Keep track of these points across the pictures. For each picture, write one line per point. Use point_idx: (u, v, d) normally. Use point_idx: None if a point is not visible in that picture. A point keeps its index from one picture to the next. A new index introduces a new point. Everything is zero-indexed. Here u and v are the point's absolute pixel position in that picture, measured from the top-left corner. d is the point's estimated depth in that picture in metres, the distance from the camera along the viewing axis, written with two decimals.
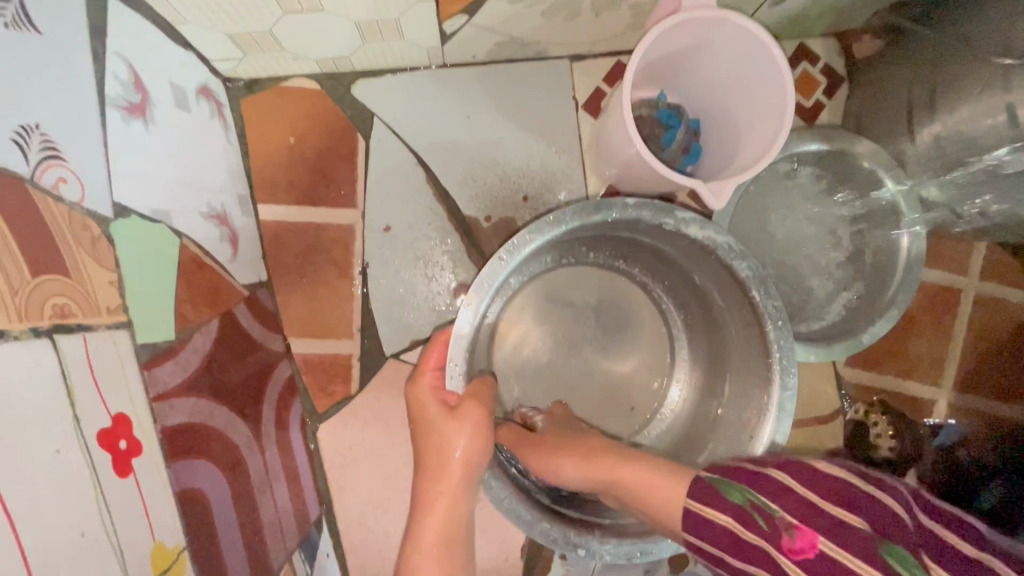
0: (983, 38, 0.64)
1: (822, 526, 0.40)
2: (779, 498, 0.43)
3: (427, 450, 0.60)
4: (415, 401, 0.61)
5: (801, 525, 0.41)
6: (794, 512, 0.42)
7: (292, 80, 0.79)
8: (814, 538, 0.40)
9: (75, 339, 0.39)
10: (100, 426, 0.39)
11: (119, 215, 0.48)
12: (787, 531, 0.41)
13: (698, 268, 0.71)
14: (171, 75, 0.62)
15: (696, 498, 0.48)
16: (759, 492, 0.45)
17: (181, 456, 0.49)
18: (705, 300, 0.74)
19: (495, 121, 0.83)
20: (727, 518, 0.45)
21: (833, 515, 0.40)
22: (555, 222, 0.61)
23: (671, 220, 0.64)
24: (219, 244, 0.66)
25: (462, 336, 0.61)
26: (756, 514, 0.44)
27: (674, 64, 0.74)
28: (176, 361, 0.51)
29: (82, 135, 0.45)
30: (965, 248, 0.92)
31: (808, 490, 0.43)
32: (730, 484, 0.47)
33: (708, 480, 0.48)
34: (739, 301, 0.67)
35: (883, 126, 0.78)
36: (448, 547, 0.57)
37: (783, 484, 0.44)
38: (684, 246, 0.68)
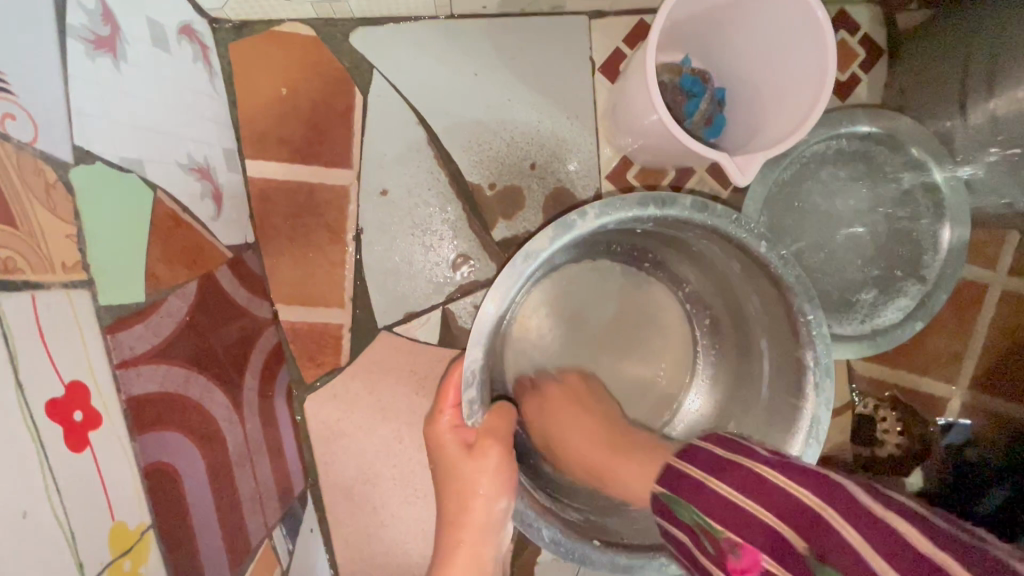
0: None
1: (764, 541, 0.40)
2: (723, 519, 0.43)
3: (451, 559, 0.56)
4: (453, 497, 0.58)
5: (744, 545, 0.41)
6: (734, 527, 0.42)
7: (285, 25, 0.73)
8: (756, 556, 0.40)
9: (21, 298, 0.35)
10: (51, 394, 0.36)
11: (81, 161, 0.43)
12: (732, 551, 0.41)
13: (745, 283, 0.65)
14: (149, 10, 0.56)
15: (660, 515, 0.50)
16: (702, 510, 0.45)
17: (151, 427, 0.45)
18: (739, 317, 0.69)
19: (504, 79, 0.76)
20: (682, 534, 0.47)
21: (777, 534, 0.39)
22: (640, 205, 0.57)
23: (737, 230, 0.59)
24: (200, 201, 0.61)
25: (485, 323, 0.54)
26: (703, 536, 0.44)
27: (704, 22, 0.67)
28: (146, 325, 0.47)
29: (37, 67, 0.40)
30: (996, 240, 0.86)
31: (747, 497, 0.42)
32: (680, 501, 0.47)
33: (664, 497, 0.49)
34: (782, 327, 0.62)
35: (928, 104, 0.71)
36: None
37: (725, 499, 0.43)
38: (736, 259, 0.63)
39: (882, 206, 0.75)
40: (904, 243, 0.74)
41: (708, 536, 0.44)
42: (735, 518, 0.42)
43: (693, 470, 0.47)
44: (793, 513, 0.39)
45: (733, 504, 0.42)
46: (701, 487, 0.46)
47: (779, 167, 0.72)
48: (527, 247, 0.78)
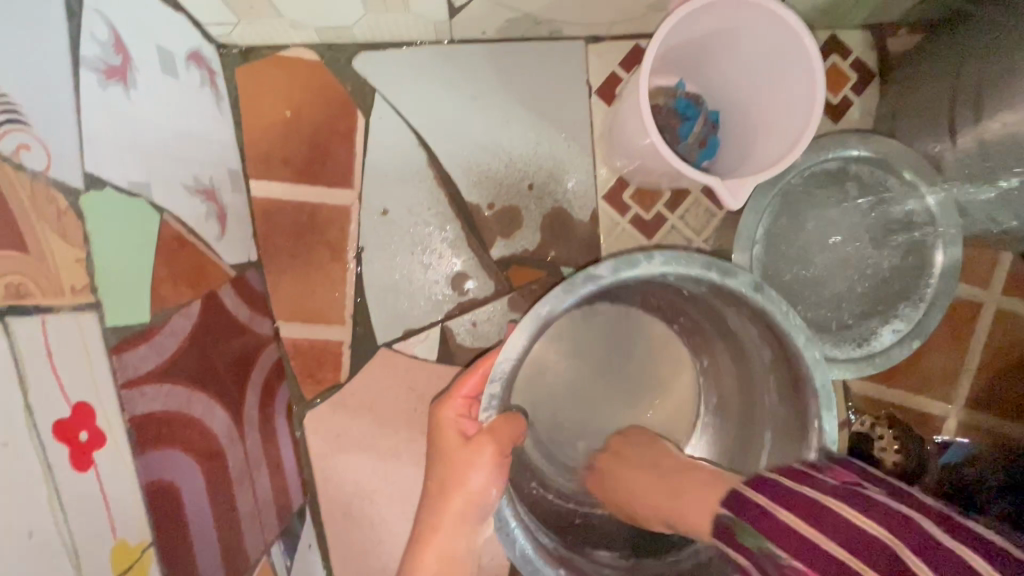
0: None
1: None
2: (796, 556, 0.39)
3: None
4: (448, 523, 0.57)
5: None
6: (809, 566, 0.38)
7: (290, 50, 0.75)
8: None
9: (31, 322, 0.36)
10: (57, 416, 0.37)
11: (91, 187, 0.45)
12: None
13: (755, 342, 0.62)
14: (158, 38, 0.58)
15: (720, 539, 0.46)
16: (770, 539, 0.41)
17: (152, 446, 0.46)
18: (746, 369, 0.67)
19: (503, 101, 0.78)
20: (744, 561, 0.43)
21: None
22: (655, 263, 0.54)
23: (760, 303, 0.55)
24: (205, 222, 0.62)
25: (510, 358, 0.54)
26: (769, 566, 0.40)
27: (697, 49, 0.69)
28: (151, 344, 0.48)
29: (52, 99, 0.41)
30: (989, 259, 0.87)
31: (827, 539, 0.38)
32: (742, 526, 0.44)
33: (726, 521, 0.46)
34: (788, 393, 0.59)
35: (917, 128, 0.73)
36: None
37: (799, 535, 0.39)
38: (750, 321, 0.60)
39: (876, 228, 0.76)
40: (897, 263, 0.75)
41: (778, 569, 0.40)
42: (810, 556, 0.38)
43: (760, 499, 0.43)
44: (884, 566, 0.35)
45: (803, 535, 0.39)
46: (768, 515, 0.42)
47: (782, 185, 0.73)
48: (525, 265, 0.79)
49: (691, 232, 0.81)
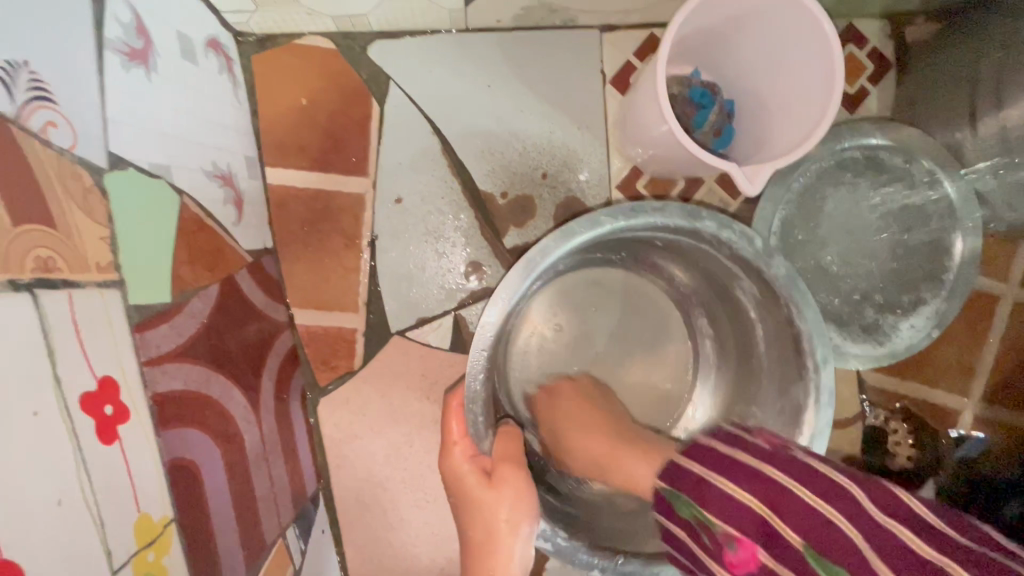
0: None
1: (761, 537, 0.40)
2: (720, 512, 0.42)
3: (469, 525, 0.57)
4: (450, 474, 0.59)
5: (742, 538, 0.41)
6: (735, 524, 0.41)
7: (305, 39, 0.75)
8: (755, 551, 0.40)
9: (59, 295, 0.36)
10: (84, 388, 0.37)
11: (114, 167, 0.45)
12: (730, 545, 0.42)
13: (743, 287, 0.65)
14: (178, 23, 0.58)
15: (658, 509, 0.50)
16: (704, 506, 0.44)
17: (173, 424, 0.47)
18: (740, 319, 0.69)
19: (517, 91, 0.78)
20: (681, 529, 0.47)
21: (769, 528, 0.39)
22: (638, 212, 0.57)
23: (744, 245, 0.59)
24: (223, 207, 0.63)
25: (489, 326, 0.57)
26: (701, 529, 0.44)
27: (713, 37, 0.68)
28: (170, 325, 0.49)
29: (77, 79, 0.42)
30: (1008, 250, 0.86)
31: (750, 495, 0.42)
32: (680, 496, 0.47)
33: (664, 493, 0.49)
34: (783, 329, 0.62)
35: (937, 117, 0.72)
36: None
37: (726, 495, 0.43)
38: (739, 269, 0.63)
39: (895, 218, 0.75)
40: (914, 254, 0.75)
41: (705, 529, 0.44)
42: (737, 518, 0.41)
43: (695, 466, 0.47)
44: (798, 517, 0.38)
45: (744, 503, 0.41)
46: (703, 481, 0.45)
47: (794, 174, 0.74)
48: None
49: None
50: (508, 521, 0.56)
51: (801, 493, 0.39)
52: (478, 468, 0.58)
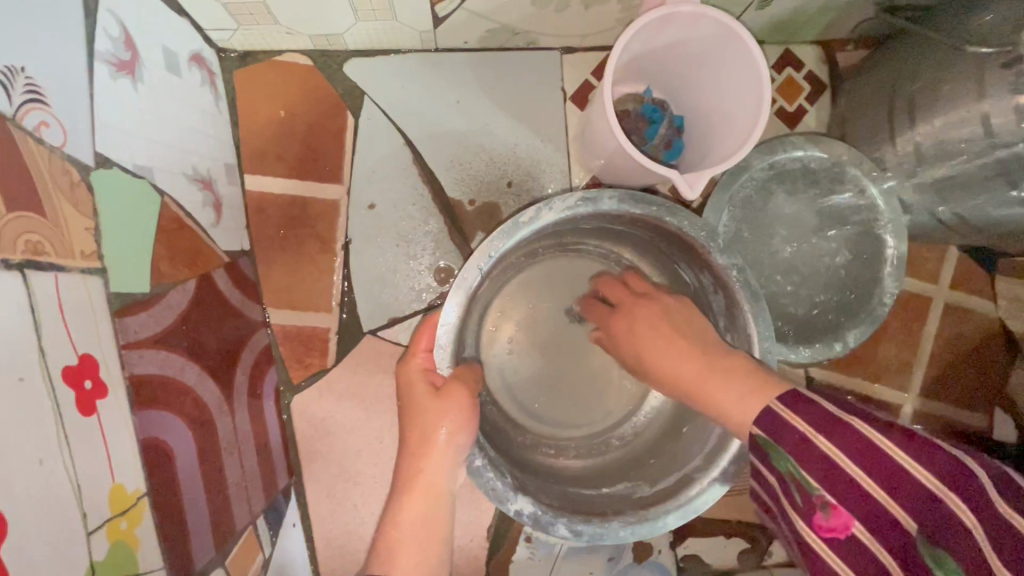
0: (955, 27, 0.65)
1: (859, 511, 0.44)
2: (824, 479, 0.46)
3: (410, 427, 0.60)
4: (406, 378, 0.62)
5: (836, 506, 0.45)
6: (834, 494, 0.45)
7: (285, 55, 0.80)
8: (848, 521, 0.44)
9: (46, 276, 0.40)
10: (66, 363, 0.40)
11: (100, 165, 0.49)
12: (822, 509, 0.45)
13: (688, 271, 0.70)
14: (164, 39, 0.63)
15: (754, 454, 0.53)
16: (805, 467, 0.47)
17: (148, 405, 0.50)
18: (692, 305, 0.73)
19: (484, 106, 0.84)
20: (773, 479, 0.50)
21: (878, 507, 0.43)
22: (593, 202, 0.62)
23: (696, 234, 0.64)
24: (202, 209, 0.67)
25: (453, 304, 0.61)
26: (794, 488, 0.48)
27: (658, 58, 0.75)
28: (149, 313, 0.52)
29: (68, 83, 0.46)
30: (937, 256, 0.93)
31: (853, 468, 0.45)
32: (776, 450, 0.50)
33: (760, 441, 0.51)
34: (722, 308, 0.67)
35: (861, 134, 0.80)
36: (433, 501, 0.58)
37: (829, 459, 0.46)
38: (688, 258, 0.68)
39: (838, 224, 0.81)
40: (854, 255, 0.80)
41: (800, 490, 0.48)
42: (846, 484, 0.45)
43: (796, 423, 0.49)
44: (915, 507, 0.42)
45: (842, 472, 0.45)
46: (808, 442, 0.47)
47: (737, 183, 0.79)
48: None
49: None
50: (447, 434, 0.58)
51: (914, 471, 0.43)
52: (429, 382, 0.61)
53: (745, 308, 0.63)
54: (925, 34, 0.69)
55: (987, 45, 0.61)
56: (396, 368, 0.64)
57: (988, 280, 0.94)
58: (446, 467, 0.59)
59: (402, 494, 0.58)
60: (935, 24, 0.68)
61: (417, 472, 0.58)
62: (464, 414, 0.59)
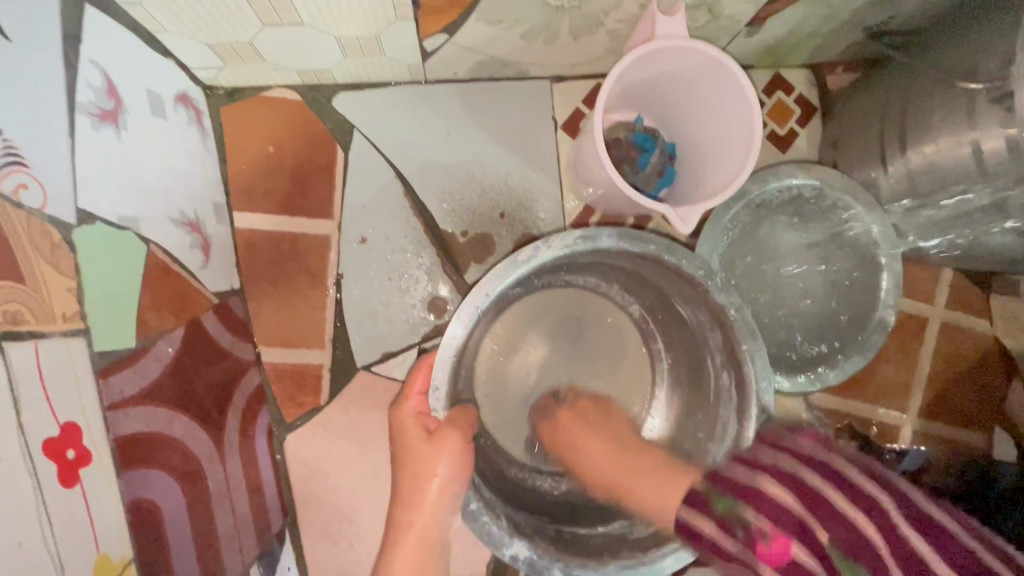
0: (948, 59, 0.65)
1: (796, 532, 0.39)
2: (760, 510, 0.41)
3: (403, 471, 0.59)
4: (399, 421, 0.61)
5: (777, 534, 0.39)
6: (776, 523, 0.40)
7: (273, 90, 0.79)
8: (788, 546, 0.39)
9: (25, 346, 0.39)
10: (48, 435, 0.39)
11: (82, 222, 0.48)
12: (763, 537, 0.40)
13: (684, 305, 0.69)
14: (147, 84, 0.62)
15: (687, 509, 0.46)
16: (749, 506, 0.41)
17: (135, 465, 0.49)
18: (688, 339, 0.72)
19: (475, 137, 0.84)
20: (710, 530, 0.43)
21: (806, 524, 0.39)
22: (591, 240, 0.61)
23: (694, 271, 0.63)
24: (190, 252, 0.66)
25: (449, 348, 0.60)
26: (734, 527, 0.41)
27: (649, 88, 0.75)
28: (134, 368, 0.51)
29: (47, 138, 0.45)
30: (932, 276, 0.93)
31: (790, 496, 0.41)
32: (716, 494, 0.44)
33: (701, 491, 0.46)
34: (719, 346, 0.66)
35: (851, 159, 0.80)
36: (429, 548, 0.57)
37: (763, 492, 0.42)
38: (685, 294, 0.67)
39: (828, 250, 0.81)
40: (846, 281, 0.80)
41: (743, 528, 0.41)
42: (778, 514, 0.40)
43: (738, 470, 0.44)
44: (853, 534, 0.37)
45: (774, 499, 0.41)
46: (748, 485, 0.42)
47: (731, 214, 0.78)
48: None
49: None
50: (440, 481, 0.57)
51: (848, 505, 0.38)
52: (422, 426, 0.60)
53: (742, 346, 0.62)
54: (909, 68, 0.71)
55: (976, 81, 0.60)
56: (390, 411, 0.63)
57: (982, 298, 0.94)
58: (439, 515, 0.58)
59: (393, 544, 0.57)
60: (925, 56, 0.68)
61: (410, 521, 0.58)
62: (456, 464, 0.58)
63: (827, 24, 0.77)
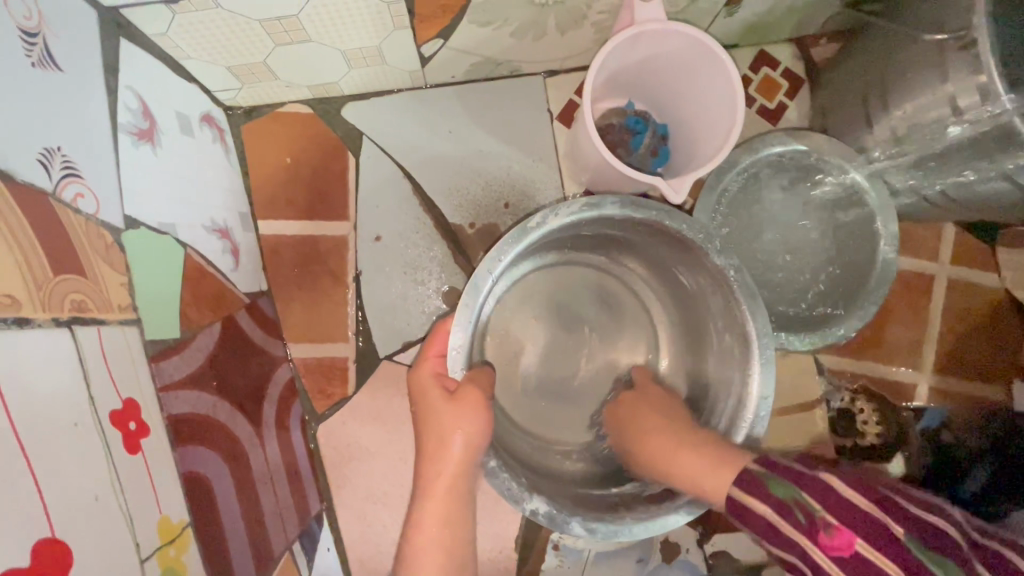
0: (920, 18, 0.67)
1: (860, 529, 0.44)
2: (820, 497, 0.47)
3: (426, 435, 0.63)
4: (421, 380, 0.64)
5: (841, 526, 0.45)
6: (837, 514, 0.46)
7: (286, 106, 0.86)
8: (851, 539, 0.44)
9: (90, 331, 0.45)
10: (113, 407, 0.45)
11: (129, 226, 0.54)
12: (827, 529, 0.46)
13: (687, 272, 0.72)
14: (176, 106, 0.69)
15: (739, 487, 0.52)
16: (803, 489, 0.48)
17: (187, 441, 0.54)
18: (691, 303, 0.75)
19: (476, 134, 0.89)
20: (767, 509, 0.49)
21: (866, 516, 0.45)
22: (596, 205, 0.65)
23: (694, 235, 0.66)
24: (221, 256, 0.72)
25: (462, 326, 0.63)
26: (797, 509, 0.48)
27: (636, 72, 0.79)
28: (181, 355, 0.57)
29: (94, 150, 0.51)
30: (935, 234, 0.94)
31: (854, 492, 0.46)
32: (775, 478, 0.50)
33: (753, 472, 0.52)
34: (721, 308, 0.69)
35: (841, 124, 0.82)
36: (457, 506, 0.62)
37: (827, 485, 0.47)
38: (686, 259, 0.71)
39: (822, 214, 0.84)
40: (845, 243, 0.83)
41: (803, 509, 0.47)
42: (840, 507, 0.46)
43: (789, 462, 0.51)
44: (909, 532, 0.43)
45: (847, 497, 0.46)
46: (802, 473, 0.49)
47: (727, 183, 0.81)
48: None
49: None
50: (462, 437, 0.61)
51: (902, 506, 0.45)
52: (441, 386, 0.63)
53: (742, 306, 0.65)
54: (884, 30, 0.73)
55: (944, 32, 0.63)
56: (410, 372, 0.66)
57: (988, 252, 0.95)
58: (463, 477, 0.62)
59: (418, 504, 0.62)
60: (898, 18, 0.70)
61: (437, 477, 0.62)
62: (477, 424, 0.61)
63: None
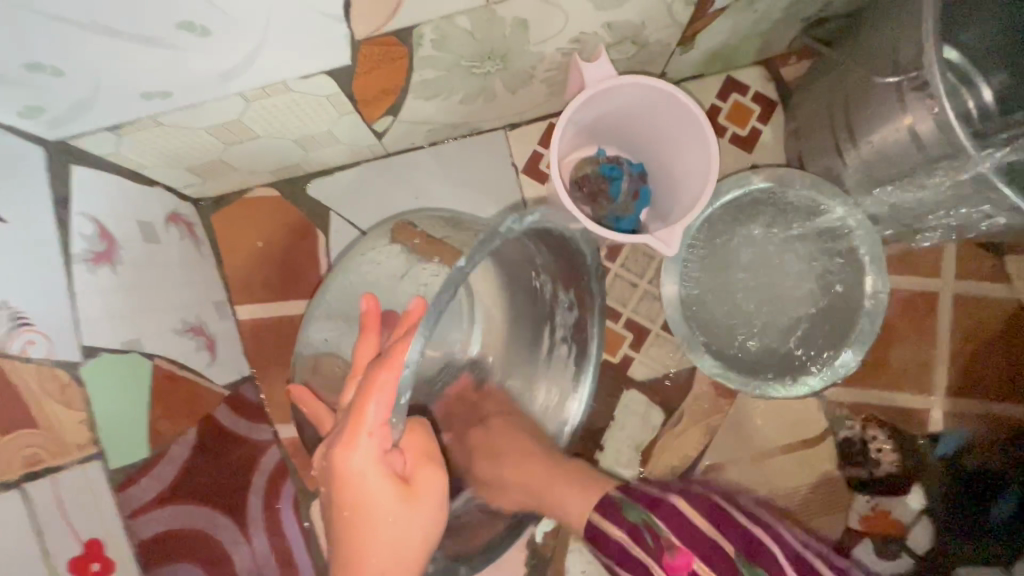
0: (869, 50, 0.65)
1: (699, 551, 0.54)
2: (673, 525, 0.56)
3: None
4: (348, 470, 0.46)
5: (681, 547, 0.55)
6: (683, 539, 0.55)
7: (254, 190, 0.87)
8: (688, 557, 0.54)
9: (42, 483, 0.47)
10: (74, 554, 0.48)
11: (88, 356, 0.55)
12: (670, 551, 0.55)
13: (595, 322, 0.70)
14: (137, 215, 0.70)
15: (606, 509, 0.60)
16: (654, 514, 0.58)
17: (157, 561, 0.59)
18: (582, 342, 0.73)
19: (442, 197, 0.89)
20: (621, 532, 0.58)
21: (711, 544, 0.55)
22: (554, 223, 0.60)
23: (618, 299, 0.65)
24: (196, 354, 0.73)
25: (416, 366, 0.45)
26: (646, 531, 0.57)
27: (603, 123, 0.77)
28: (150, 475, 0.61)
29: (45, 287, 0.52)
30: (936, 249, 0.89)
31: (701, 521, 0.56)
32: (630, 504, 0.60)
33: (615, 498, 0.61)
34: None
35: (813, 151, 0.79)
36: None
37: (680, 512, 0.57)
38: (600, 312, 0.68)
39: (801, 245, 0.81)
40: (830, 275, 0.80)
41: (650, 531, 0.56)
42: (688, 534, 0.56)
43: (640, 496, 0.60)
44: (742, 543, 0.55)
45: (696, 526, 0.56)
46: (660, 501, 0.59)
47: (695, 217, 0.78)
48: None
49: (635, 277, 0.90)
50: None
51: (744, 536, 0.56)
52: (391, 472, 0.47)
53: None
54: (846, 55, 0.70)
55: (893, 70, 0.61)
56: (331, 448, 0.46)
57: (995, 262, 0.89)
58: None
59: None
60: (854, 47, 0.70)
61: None
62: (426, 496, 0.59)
63: (762, 25, 0.77)
